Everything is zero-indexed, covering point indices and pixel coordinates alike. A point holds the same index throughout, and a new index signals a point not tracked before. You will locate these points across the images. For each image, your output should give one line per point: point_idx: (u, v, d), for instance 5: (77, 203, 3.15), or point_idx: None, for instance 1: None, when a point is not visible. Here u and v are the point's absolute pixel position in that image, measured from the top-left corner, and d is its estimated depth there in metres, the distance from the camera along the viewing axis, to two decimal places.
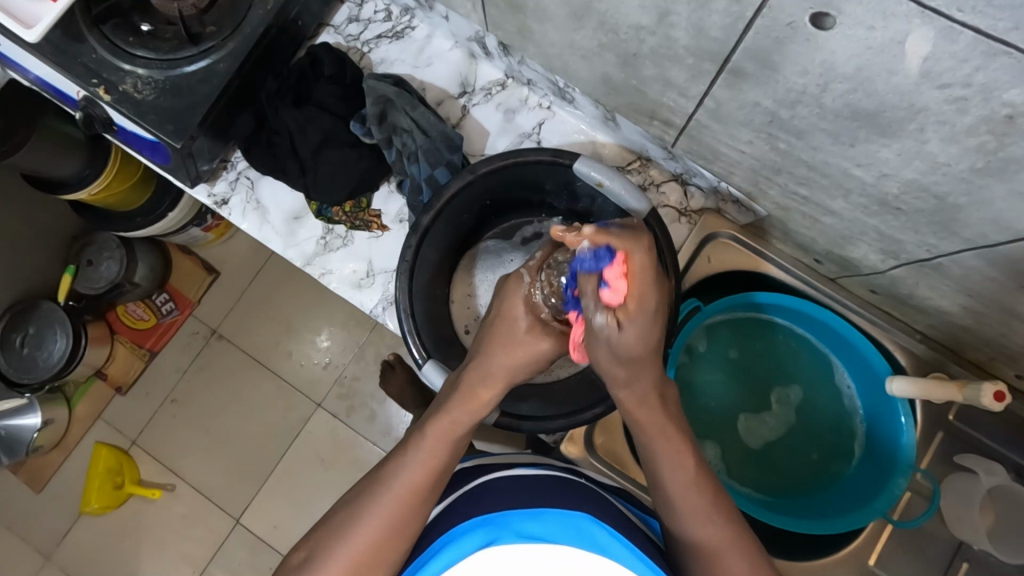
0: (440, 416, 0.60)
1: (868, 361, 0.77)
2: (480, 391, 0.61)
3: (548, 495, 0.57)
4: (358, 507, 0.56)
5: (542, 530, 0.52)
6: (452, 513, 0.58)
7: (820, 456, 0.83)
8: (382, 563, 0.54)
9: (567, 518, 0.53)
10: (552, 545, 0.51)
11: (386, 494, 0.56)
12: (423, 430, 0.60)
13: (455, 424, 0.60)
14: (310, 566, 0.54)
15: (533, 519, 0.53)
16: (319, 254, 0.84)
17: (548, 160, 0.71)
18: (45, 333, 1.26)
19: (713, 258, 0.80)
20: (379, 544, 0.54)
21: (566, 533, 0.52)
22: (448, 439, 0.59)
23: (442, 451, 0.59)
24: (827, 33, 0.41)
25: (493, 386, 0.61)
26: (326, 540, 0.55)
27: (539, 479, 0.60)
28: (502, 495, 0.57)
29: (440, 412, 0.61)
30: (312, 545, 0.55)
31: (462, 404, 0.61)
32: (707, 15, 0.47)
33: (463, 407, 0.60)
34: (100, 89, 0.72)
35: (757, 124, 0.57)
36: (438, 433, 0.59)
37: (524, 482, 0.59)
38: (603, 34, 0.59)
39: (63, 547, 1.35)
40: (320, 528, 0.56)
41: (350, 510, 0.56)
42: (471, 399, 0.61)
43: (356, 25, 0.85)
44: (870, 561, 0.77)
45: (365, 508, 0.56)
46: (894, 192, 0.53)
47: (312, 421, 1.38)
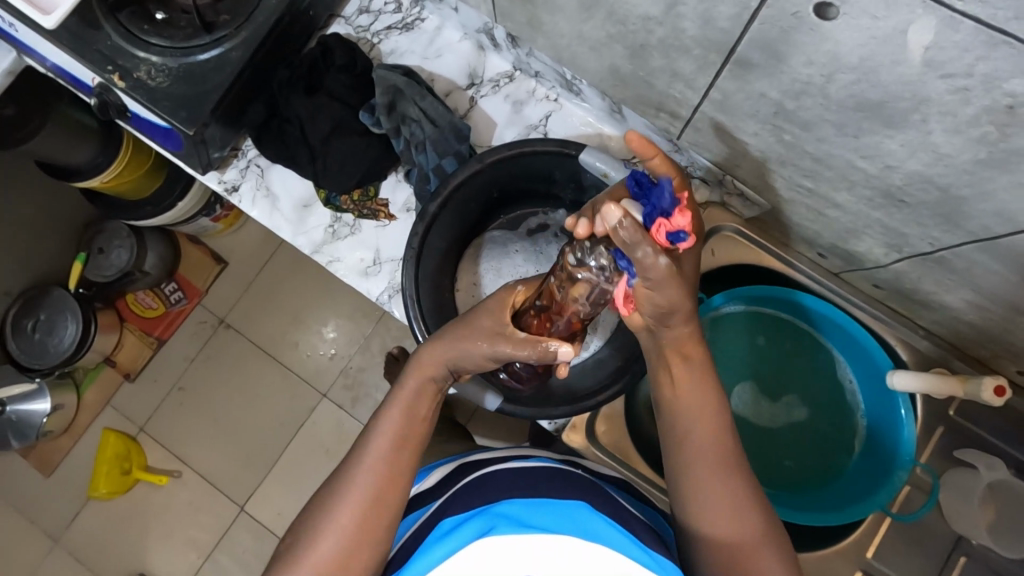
0: (397, 390, 0.60)
1: (870, 355, 0.77)
2: (429, 363, 0.60)
3: (547, 487, 0.58)
4: (333, 491, 0.57)
5: (542, 520, 0.53)
6: (453, 504, 0.59)
7: (795, 463, 0.83)
8: (367, 544, 0.55)
9: (567, 509, 0.55)
10: (549, 534, 0.51)
11: (355, 475, 0.56)
12: (385, 406, 0.60)
13: (407, 394, 0.60)
14: (297, 552, 0.55)
15: (535, 510, 0.54)
16: (327, 242, 0.85)
17: (555, 150, 0.72)
18: (56, 319, 1.28)
19: (716, 251, 0.81)
20: (360, 524, 0.55)
21: (564, 522, 0.53)
22: (405, 413, 0.59)
23: (401, 422, 0.59)
24: (832, 23, 0.42)
25: (435, 353, 0.59)
26: (310, 527, 0.55)
27: (538, 471, 0.61)
28: (504, 487, 0.58)
29: (397, 386, 0.60)
30: (298, 533, 0.56)
31: (408, 373, 0.60)
32: (715, 5, 0.47)
33: (416, 383, 0.60)
34: (115, 76, 0.74)
35: (764, 116, 0.57)
36: (398, 408, 0.59)
37: (521, 474, 0.60)
38: (613, 25, 0.60)
39: (71, 531, 1.37)
40: (303, 517, 0.57)
41: (327, 497, 0.57)
42: (415, 366, 0.60)
43: (368, 16, 0.86)
44: (868, 553, 0.77)
45: (339, 492, 0.56)
46: (898, 183, 0.53)
47: (317, 413, 1.40)
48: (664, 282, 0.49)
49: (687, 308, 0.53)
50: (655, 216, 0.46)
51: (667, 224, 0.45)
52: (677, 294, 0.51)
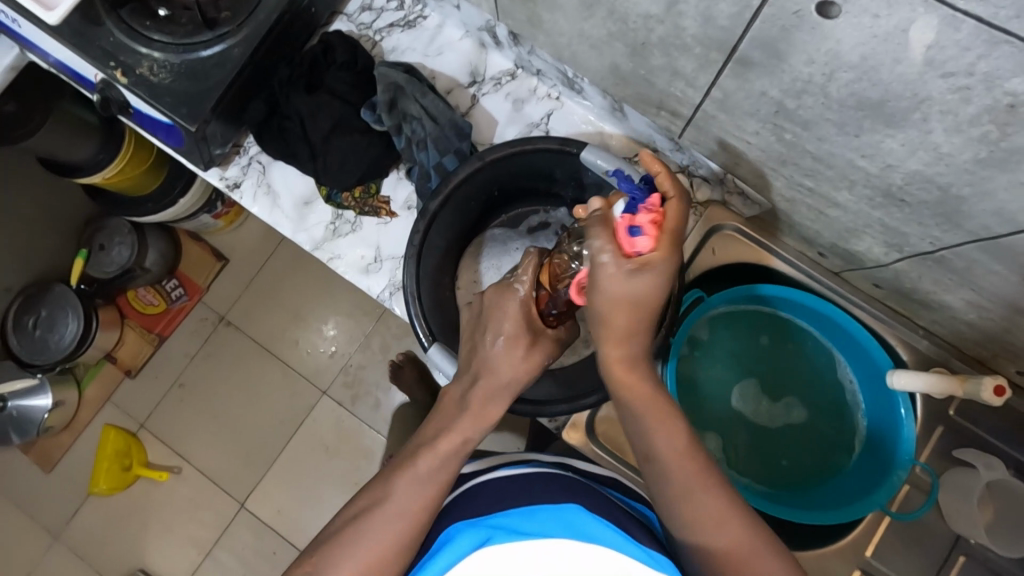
0: (449, 430, 0.59)
1: (871, 355, 0.77)
2: (475, 404, 0.61)
3: (540, 493, 0.58)
4: (362, 524, 0.54)
5: (537, 528, 0.53)
6: (449, 514, 0.60)
7: (790, 463, 0.83)
8: None
9: (565, 516, 0.54)
10: (547, 542, 0.51)
11: (394, 516, 0.54)
12: (433, 442, 0.59)
13: (460, 438, 0.59)
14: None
15: (531, 518, 0.54)
16: (328, 239, 0.85)
17: (556, 148, 0.72)
18: (57, 316, 1.28)
19: (717, 250, 0.81)
20: (387, 563, 0.53)
21: (563, 529, 0.53)
22: (446, 455, 0.58)
23: (449, 468, 0.58)
24: (833, 22, 0.41)
25: (481, 395, 0.62)
26: (331, 558, 0.52)
27: (534, 478, 0.62)
28: (498, 497, 0.59)
29: (447, 427, 0.60)
30: (317, 560, 0.53)
31: (468, 418, 0.60)
32: (715, 4, 0.47)
33: (467, 423, 0.60)
34: (118, 72, 0.74)
35: (764, 114, 0.57)
36: (448, 448, 0.58)
37: (515, 482, 0.61)
38: (613, 23, 0.60)
39: (71, 527, 1.38)
40: (325, 545, 0.54)
41: (353, 529, 0.54)
42: (476, 412, 0.60)
43: (370, 14, 0.86)
44: (866, 552, 0.77)
45: (368, 527, 0.54)
46: (899, 182, 0.53)
47: (317, 410, 1.40)
48: (603, 284, 0.53)
49: (619, 325, 0.55)
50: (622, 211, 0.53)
51: (626, 219, 0.51)
52: (617, 304, 0.54)
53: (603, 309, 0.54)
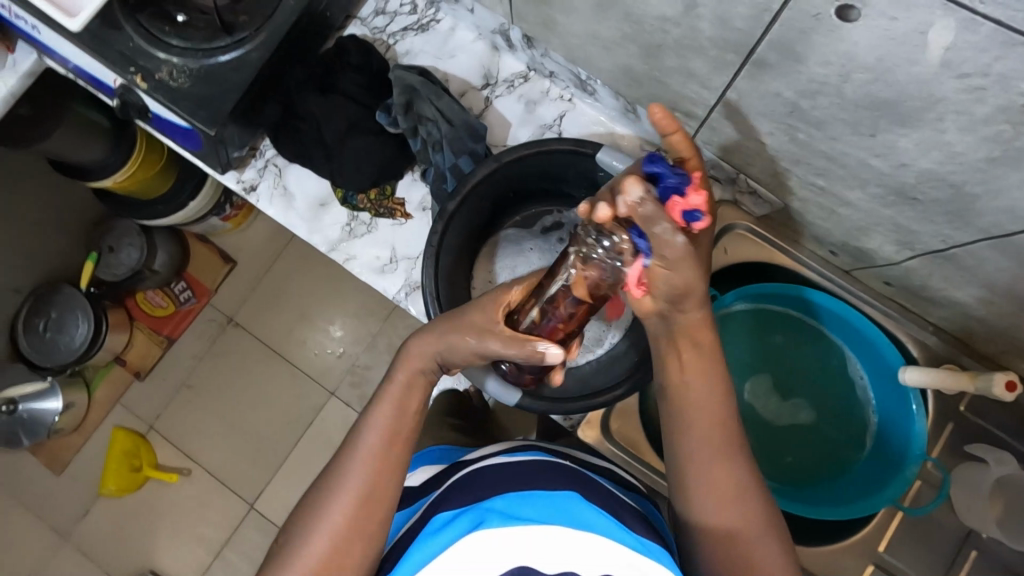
0: (389, 383, 0.61)
1: (882, 352, 0.78)
2: (419, 353, 0.61)
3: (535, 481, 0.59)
4: (326, 489, 0.58)
5: (530, 513, 0.54)
6: (444, 501, 0.60)
7: (795, 459, 0.84)
8: (359, 541, 0.56)
9: (555, 500, 0.56)
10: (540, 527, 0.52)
11: (347, 473, 0.57)
12: (376, 399, 0.61)
13: (397, 387, 0.61)
14: (292, 548, 0.56)
15: (523, 503, 0.55)
16: (344, 240, 0.86)
17: (571, 149, 0.73)
18: (66, 317, 1.29)
19: (729, 250, 0.82)
20: (352, 519, 0.56)
21: (555, 514, 0.54)
22: (394, 410, 0.60)
23: (392, 416, 0.60)
24: (851, 25, 0.42)
25: (426, 342, 0.60)
26: (305, 525, 0.57)
27: (527, 464, 0.62)
28: (496, 481, 0.59)
29: (389, 379, 0.62)
30: (294, 531, 0.57)
31: (399, 368, 0.62)
32: (733, 6, 0.48)
33: (403, 374, 0.61)
34: (137, 77, 0.75)
35: (778, 115, 0.57)
36: (390, 402, 0.60)
37: (509, 468, 0.61)
38: (628, 25, 0.60)
39: (81, 528, 1.39)
40: (297, 515, 0.58)
41: (320, 495, 0.58)
42: (407, 360, 0.61)
43: (383, 18, 0.87)
44: (879, 547, 0.78)
45: (331, 490, 0.57)
46: (911, 181, 0.54)
47: (325, 411, 1.41)
48: (677, 263, 0.50)
49: (699, 292, 0.54)
50: (672, 192, 0.49)
51: (682, 203, 0.49)
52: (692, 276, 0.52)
53: (676, 289, 0.52)
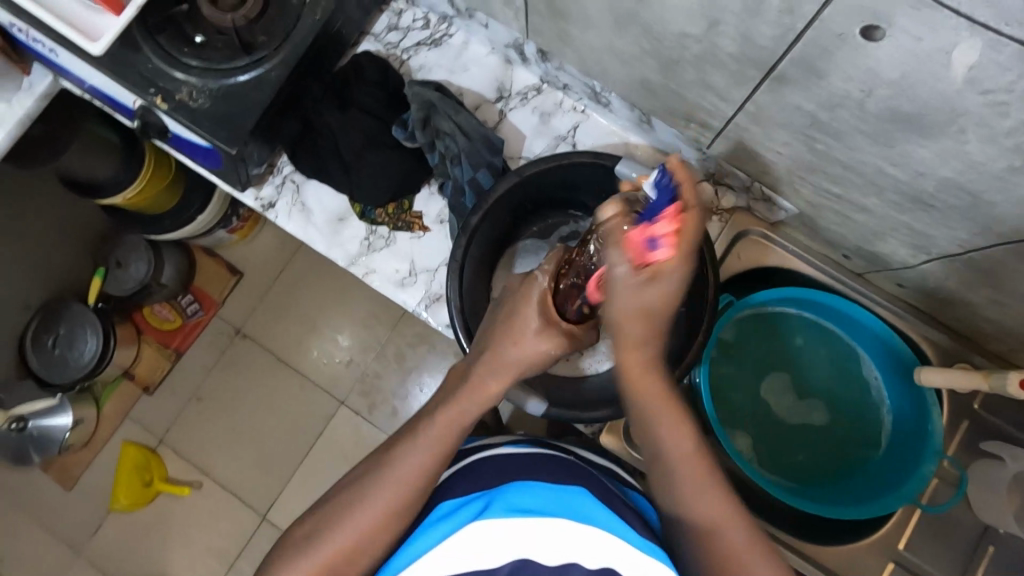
0: (448, 403, 0.64)
1: (896, 352, 0.80)
2: (484, 382, 0.64)
3: (542, 470, 0.62)
4: (362, 487, 0.61)
5: (538, 504, 0.56)
6: (451, 485, 0.64)
7: (808, 457, 0.86)
8: (385, 540, 0.60)
9: (562, 494, 0.58)
10: (545, 518, 0.55)
11: (390, 478, 0.60)
12: (434, 415, 0.64)
13: (460, 412, 0.63)
14: (320, 536, 0.59)
15: (526, 491, 0.57)
16: (364, 254, 0.87)
17: (589, 160, 0.74)
18: (75, 333, 1.30)
19: (742, 255, 0.83)
20: (384, 521, 0.59)
21: (561, 506, 0.56)
22: (443, 430, 0.63)
23: (448, 440, 0.62)
24: (876, 44, 0.44)
25: (502, 379, 0.63)
26: (336, 516, 0.60)
27: (542, 457, 0.64)
28: (502, 469, 0.62)
29: (449, 400, 0.64)
30: (323, 518, 0.60)
31: (466, 394, 0.64)
32: (757, 25, 0.49)
33: (472, 399, 0.64)
34: (158, 98, 0.76)
35: (797, 126, 0.59)
36: (447, 421, 0.63)
37: (517, 457, 0.64)
38: (648, 41, 0.62)
39: (93, 543, 1.39)
40: (327, 503, 0.61)
41: (355, 489, 0.61)
42: (477, 390, 0.64)
43: (396, 33, 0.88)
44: (899, 545, 0.79)
45: (369, 489, 0.60)
46: (929, 190, 0.56)
47: (334, 420, 1.42)
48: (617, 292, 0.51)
49: (634, 332, 0.54)
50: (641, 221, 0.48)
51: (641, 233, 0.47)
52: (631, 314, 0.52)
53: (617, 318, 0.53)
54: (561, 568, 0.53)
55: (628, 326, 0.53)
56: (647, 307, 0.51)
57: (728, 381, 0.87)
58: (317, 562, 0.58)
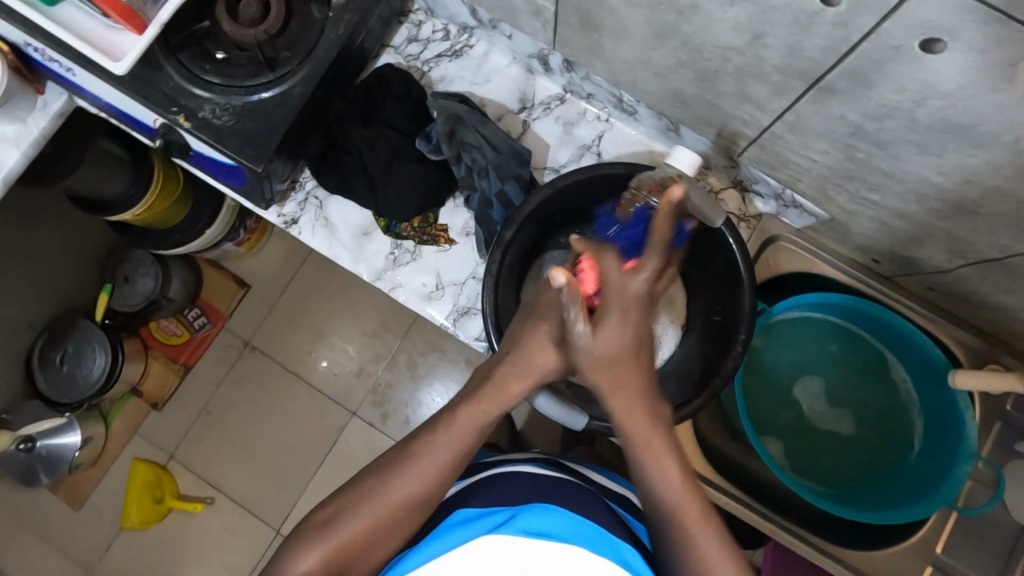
0: (471, 402, 0.61)
1: (926, 355, 0.80)
2: (509, 381, 0.62)
3: (560, 492, 0.61)
4: (381, 476, 0.59)
5: (554, 528, 0.55)
6: (470, 496, 0.62)
7: (843, 463, 0.85)
8: (395, 534, 0.58)
9: (578, 520, 0.57)
10: (559, 544, 0.55)
11: (409, 469, 0.59)
12: (456, 411, 0.61)
13: (484, 411, 0.61)
14: (334, 524, 0.57)
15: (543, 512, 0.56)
16: (389, 268, 0.86)
17: (623, 172, 0.74)
18: (83, 351, 1.28)
19: (772, 261, 0.83)
20: (399, 513, 0.58)
21: (575, 531, 0.56)
22: (465, 430, 0.60)
23: (470, 439, 0.60)
24: (934, 56, 0.43)
25: (526, 380, 0.61)
26: (352, 505, 0.58)
27: (566, 482, 0.64)
28: (521, 486, 0.62)
29: (472, 398, 0.61)
30: (338, 505, 0.59)
31: (490, 392, 0.61)
32: (807, 38, 0.49)
33: (496, 399, 0.61)
34: (181, 116, 0.75)
35: (838, 136, 0.59)
36: (470, 420, 0.60)
37: (544, 477, 0.63)
38: (685, 53, 0.62)
39: (105, 563, 1.37)
40: (344, 491, 0.60)
41: (373, 477, 0.59)
42: (501, 390, 0.61)
43: (416, 45, 0.88)
44: (936, 548, 0.79)
45: (387, 479, 0.59)
46: (974, 197, 0.56)
47: (347, 431, 1.40)
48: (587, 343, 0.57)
49: (598, 381, 0.58)
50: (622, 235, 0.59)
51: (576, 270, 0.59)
52: (597, 362, 0.57)
53: (599, 367, 0.57)
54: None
55: (595, 376, 0.58)
56: (607, 353, 0.57)
57: (756, 387, 0.88)
58: (325, 551, 0.56)
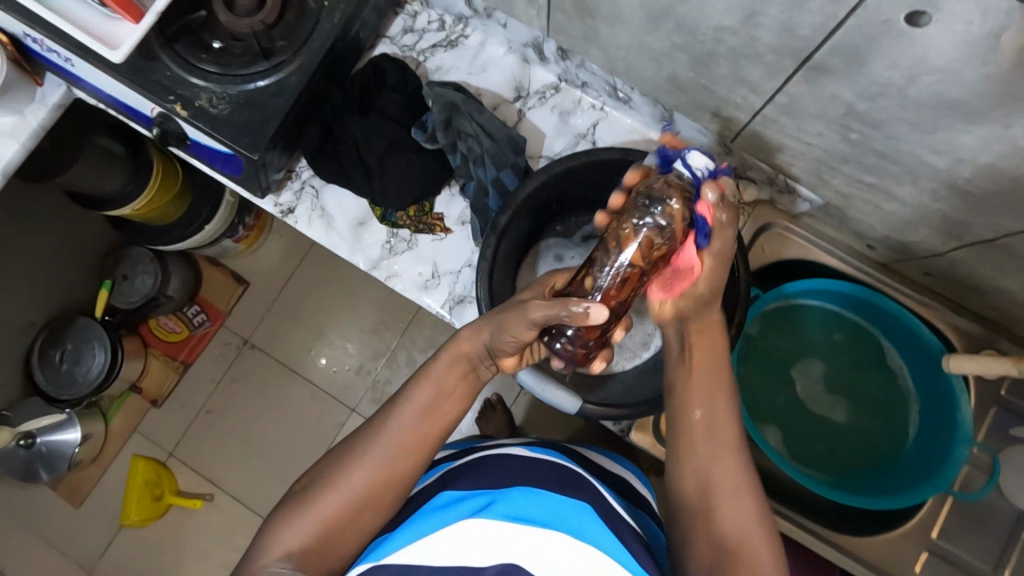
0: (428, 371, 0.63)
1: (921, 341, 0.79)
2: (465, 344, 0.63)
3: (548, 479, 0.60)
4: (358, 450, 0.59)
5: (537, 513, 0.54)
6: (457, 480, 0.62)
7: (842, 451, 0.85)
8: (373, 507, 0.58)
9: (565, 508, 0.56)
10: (543, 530, 0.53)
11: (384, 439, 0.59)
12: (418, 381, 0.63)
13: (443, 374, 0.62)
14: (316, 498, 0.58)
15: (529, 499, 0.55)
16: (385, 258, 0.86)
17: (619, 157, 0.74)
18: (82, 348, 1.28)
19: (767, 248, 0.83)
20: (376, 485, 0.58)
21: (562, 518, 0.54)
22: (438, 392, 0.62)
23: (435, 403, 0.61)
24: (922, 29, 0.44)
25: (475, 334, 0.63)
26: (331, 479, 0.58)
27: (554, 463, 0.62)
28: (509, 470, 0.61)
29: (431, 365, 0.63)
30: (321, 482, 0.59)
31: (445, 356, 0.63)
32: (799, 15, 0.49)
33: (449, 364, 0.63)
34: (177, 105, 0.75)
35: (832, 117, 0.59)
36: (429, 390, 0.62)
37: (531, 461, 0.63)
38: (680, 36, 0.62)
39: (105, 561, 1.37)
40: (327, 466, 0.60)
41: (353, 451, 0.60)
42: (454, 351, 0.63)
43: (412, 35, 0.88)
44: (933, 534, 0.79)
45: (364, 451, 0.59)
46: (968, 176, 0.56)
47: (346, 427, 1.41)
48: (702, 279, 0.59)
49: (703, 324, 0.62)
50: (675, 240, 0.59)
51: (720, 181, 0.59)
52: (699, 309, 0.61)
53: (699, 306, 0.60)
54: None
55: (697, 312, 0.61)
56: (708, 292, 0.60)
57: (754, 374, 0.87)
58: (308, 526, 0.56)
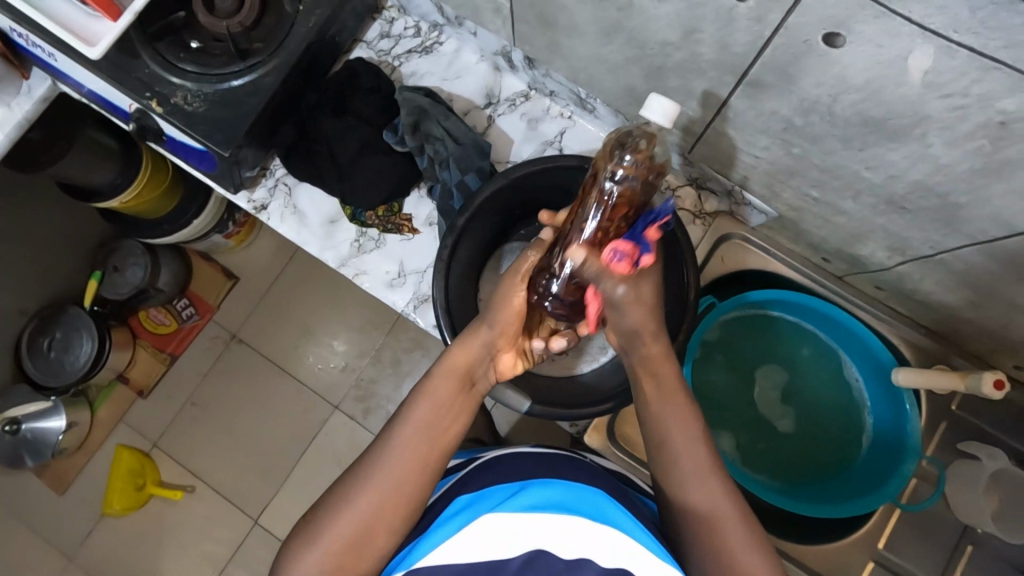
0: (427, 390, 0.62)
1: (874, 353, 0.81)
2: (458, 358, 0.64)
3: (556, 471, 0.62)
4: (362, 475, 0.59)
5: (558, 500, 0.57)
6: (468, 481, 0.63)
7: (801, 458, 0.86)
8: (384, 529, 0.58)
9: (582, 496, 0.58)
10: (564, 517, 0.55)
11: (389, 462, 0.59)
12: (414, 400, 0.62)
13: (442, 390, 0.62)
14: (324, 526, 0.58)
15: (548, 489, 0.58)
16: (354, 255, 0.88)
17: (575, 165, 0.76)
18: (71, 337, 1.30)
19: (725, 258, 0.85)
20: (385, 507, 0.58)
21: (578, 504, 0.57)
22: (435, 408, 0.62)
23: (434, 421, 0.61)
24: (839, 50, 0.46)
25: (462, 350, 0.64)
26: (337, 508, 0.58)
27: (556, 458, 0.65)
28: (518, 465, 0.63)
29: (428, 384, 0.63)
30: (327, 509, 0.59)
31: (441, 373, 0.63)
32: (731, 32, 0.51)
33: (445, 381, 0.63)
34: (153, 102, 0.77)
35: (775, 131, 0.61)
36: (427, 406, 0.62)
37: (531, 456, 0.65)
38: (632, 49, 0.64)
39: (86, 548, 1.38)
40: (332, 491, 0.60)
41: (356, 478, 0.59)
42: (449, 368, 0.63)
43: (388, 41, 0.90)
44: (879, 544, 0.80)
45: (368, 475, 0.59)
46: (901, 193, 0.58)
47: (329, 423, 1.43)
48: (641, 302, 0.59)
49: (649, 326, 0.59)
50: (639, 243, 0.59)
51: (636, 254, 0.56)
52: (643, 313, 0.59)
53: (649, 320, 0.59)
54: (575, 565, 0.53)
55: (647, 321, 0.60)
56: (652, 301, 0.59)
57: (711, 379, 0.88)
58: (321, 553, 0.57)
